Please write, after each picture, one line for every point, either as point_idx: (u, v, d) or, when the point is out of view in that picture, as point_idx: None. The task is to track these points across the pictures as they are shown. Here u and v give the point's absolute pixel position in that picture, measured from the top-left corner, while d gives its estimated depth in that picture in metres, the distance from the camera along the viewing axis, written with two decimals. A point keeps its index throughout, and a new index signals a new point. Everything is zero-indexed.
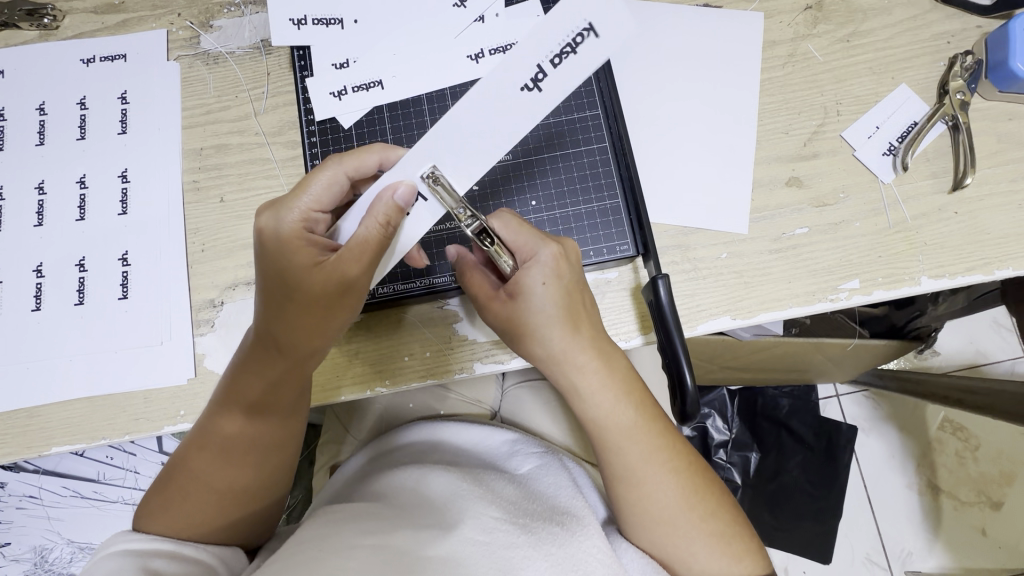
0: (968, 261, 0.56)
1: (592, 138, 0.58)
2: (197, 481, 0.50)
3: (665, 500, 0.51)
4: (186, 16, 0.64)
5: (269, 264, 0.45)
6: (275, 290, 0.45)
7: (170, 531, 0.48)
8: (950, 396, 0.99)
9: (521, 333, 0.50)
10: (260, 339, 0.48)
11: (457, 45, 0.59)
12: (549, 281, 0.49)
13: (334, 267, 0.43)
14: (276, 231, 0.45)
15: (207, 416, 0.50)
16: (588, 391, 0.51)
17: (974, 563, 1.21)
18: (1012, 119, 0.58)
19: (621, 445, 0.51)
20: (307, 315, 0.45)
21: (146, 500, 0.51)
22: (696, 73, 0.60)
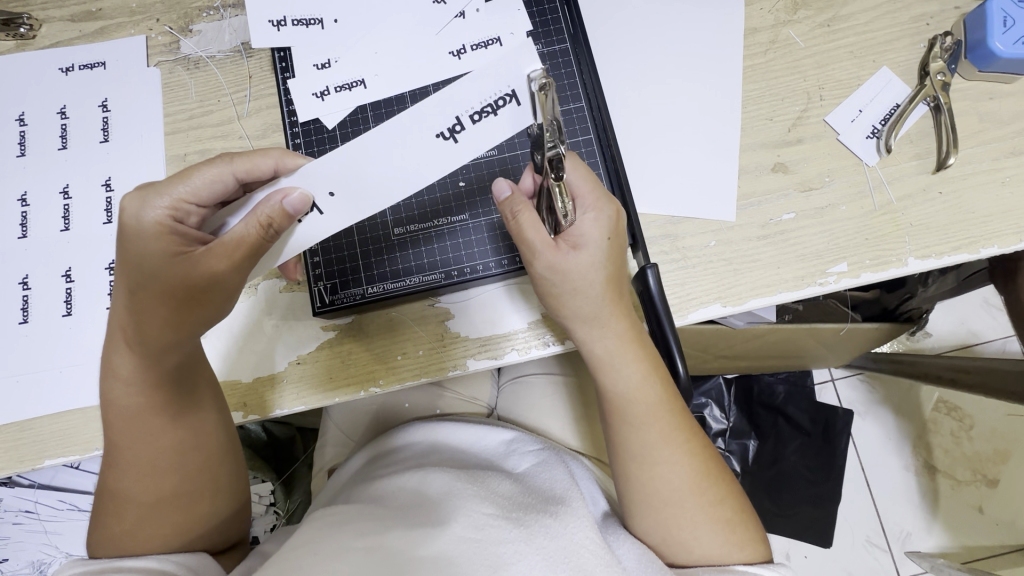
0: (954, 240, 0.56)
1: (578, 131, 0.58)
2: (126, 501, 0.48)
3: (669, 487, 0.51)
4: (164, 22, 0.64)
5: (128, 254, 0.44)
6: (141, 284, 0.43)
7: (133, 550, 0.48)
8: (943, 376, 1.01)
9: (568, 289, 0.48)
10: (140, 338, 0.45)
11: (438, 41, 0.58)
12: (607, 238, 0.48)
13: (198, 262, 0.42)
14: (141, 217, 0.43)
15: (118, 434, 0.48)
16: (616, 361, 0.50)
17: (972, 541, 1.22)
18: (992, 98, 0.59)
19: (644, 422, 0.50)
20: (172, 314, 0.44)
21: (93, 526, 0.50)
22: (677, 63, 0.60)
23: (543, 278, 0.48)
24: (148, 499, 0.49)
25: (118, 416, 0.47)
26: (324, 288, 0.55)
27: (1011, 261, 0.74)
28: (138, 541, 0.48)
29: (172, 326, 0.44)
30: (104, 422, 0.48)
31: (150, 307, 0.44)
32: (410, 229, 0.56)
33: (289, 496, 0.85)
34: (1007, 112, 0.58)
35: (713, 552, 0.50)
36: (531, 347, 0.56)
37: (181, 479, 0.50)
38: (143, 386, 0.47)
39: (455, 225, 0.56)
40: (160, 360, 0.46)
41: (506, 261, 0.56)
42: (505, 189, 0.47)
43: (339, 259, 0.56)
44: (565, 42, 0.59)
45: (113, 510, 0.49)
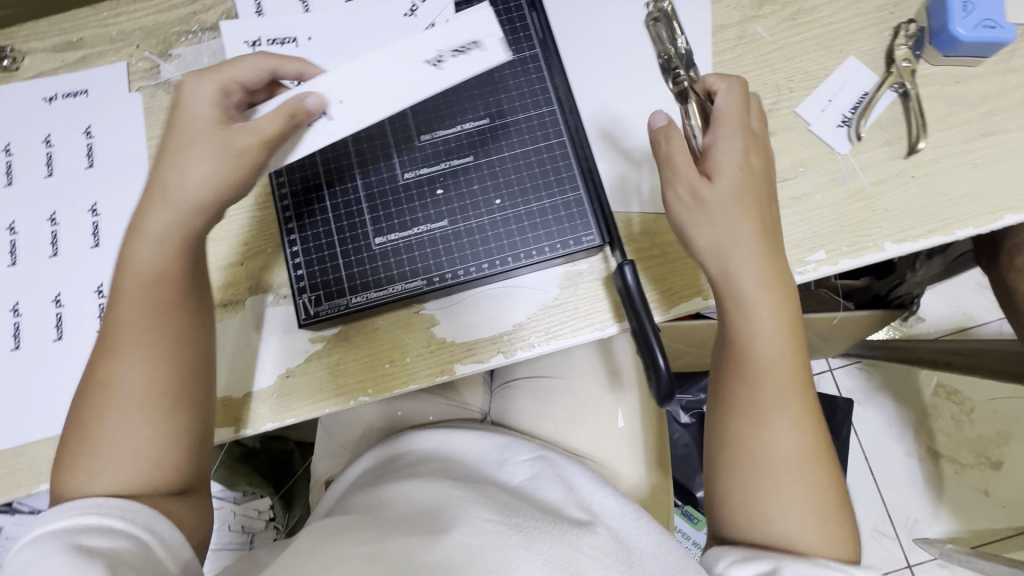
0: (930, 223, 0.57)
1: (551, 133, 0.57)
2: (115, 394, 0.48)
3: (773, 457, 0.50)
4: (144, 47, 0.65)
5: (176, 135, 0.50)
6: (199, 146, 0.49)
7: (108, 481, 0.47)
8: (939, 359, 1.02)
9: (710, 214, 0.50)
10: (170, 234, 0.50)
11: None
12: (742, 167, 0.50)
13: (234, 135, 0.49)
14: (195, 93, 0.50)
15: (126, 311, 0.49)
16: (752, 303, 0.49)
17: (980, 524, 1.23)
18: (959, 82, 0.60)
19: (768, 376, 0.50)
20: (208, 182, 0.49)
21: (69, 432, 0.49)
22: (649, 64, 0.61)
23: (690, 206, 0.50)
24: (122, 419, 0.47)
25: (132, 286, 0.50)
26: (309, 300, 0.56)
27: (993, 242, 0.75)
28: (112, 460, 0.47)
29: (210, 194, 0.49)
30: (106, 316, 0.50)
31: (189, 169, 0.49)
32: (392, 238, 0.56)
33: (288, 511, 0.85)
34: (974, 94, 0.59)
35: (807, 541, 0.48)
36: (516, 349, 0.57)
37: (151, 402, 0.48)
38: (146, 283, 0.50)
39: (435, 233, 0.56)
40: (187, 222, 0.50)
41: (487, 264, 0.56)
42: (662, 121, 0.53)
43: (323, 271, 0.56)
44: (534, 49, 0.59)
45: (90, 416, 0.48)
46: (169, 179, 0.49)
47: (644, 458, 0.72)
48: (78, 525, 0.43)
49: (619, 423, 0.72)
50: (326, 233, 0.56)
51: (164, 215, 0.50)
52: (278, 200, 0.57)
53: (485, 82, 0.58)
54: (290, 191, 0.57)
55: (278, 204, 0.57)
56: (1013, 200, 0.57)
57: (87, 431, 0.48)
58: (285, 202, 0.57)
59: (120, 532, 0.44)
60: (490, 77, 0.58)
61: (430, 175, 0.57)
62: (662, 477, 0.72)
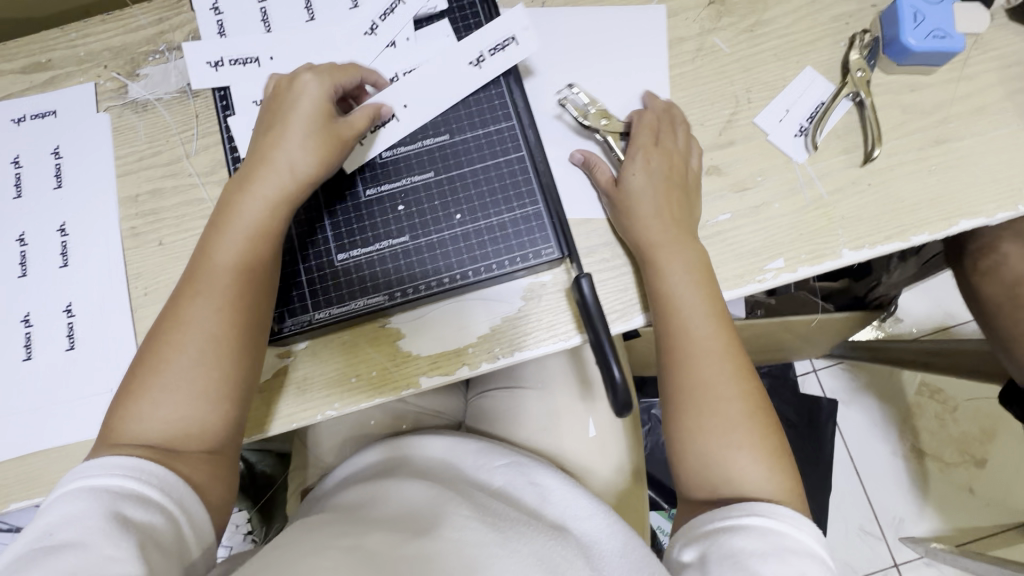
0: (887, 230, 0.58)
1: (510, 148, 0.58)
2: (188, 332, 0.50)
3: (717, 422, 0.53)
4: (112, 68, 0.66)
5: (273, 109, 0.55)
6: (309, 129, 0.53)
7: (163, 413, 0.48)
8: (919, 359, 1.03)
9: (632, 207, 0.56)
10: (271, 195, 0.53)
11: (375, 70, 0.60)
12: (654, 176, 0.57)
13: (341, 126, 0.54)
14: (308, 84, 0.55)
15: (216, 254, 0.52)
16: (677, 284, 0.54)
17: (965, 522, 1.23)
18: (914, 90, 0.61)
19: (699, 350, 0.54)
20: (314, 155, 0.53)
21: (134, 369, 0.50)
22: (609, 76, 0.62)
23: (616, 214, 0.57)
24: (196, 360, 0.49)
25: (229, 232, 0.52)
26: (272, 317, 0.56)
27: (959, 245, 0.76)
28: (171, 402, 0.48)
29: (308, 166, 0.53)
30: (197, 257, 0.52)
31: (294, 144, 0.53)
32: (353, 255, 0.57)
33: (267, 522, 0.86)
34: (929, 102, 0.60)
35: (754, 480, 0.51)
36: (481, 362, 0.57)
37: (224, 360, 0.49)
38: (248, 238, 0.52)
39: (396, 248, 0.57)
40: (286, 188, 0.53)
41: (448, 279, 0.57)
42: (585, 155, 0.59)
43: (285, 288, 0.57)
44: None
45: (167, 348, 0.50)
46: (276, 148, 0.53)
47: (616, 466, 0.72)
48: (120, 489, 0.44)
49: (590, 433, 0.72)
50: (289, 251, 0.57)
51: (269, 179, 0.53)
52: None
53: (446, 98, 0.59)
54: None
55: None
56: (967, 206, 0.58)
57: (152, 369, 0.49)
58: None
59: (155, 505, 0.44)
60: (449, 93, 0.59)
61: (391, 192, 0.58)
62: (634, 485, 0.73)
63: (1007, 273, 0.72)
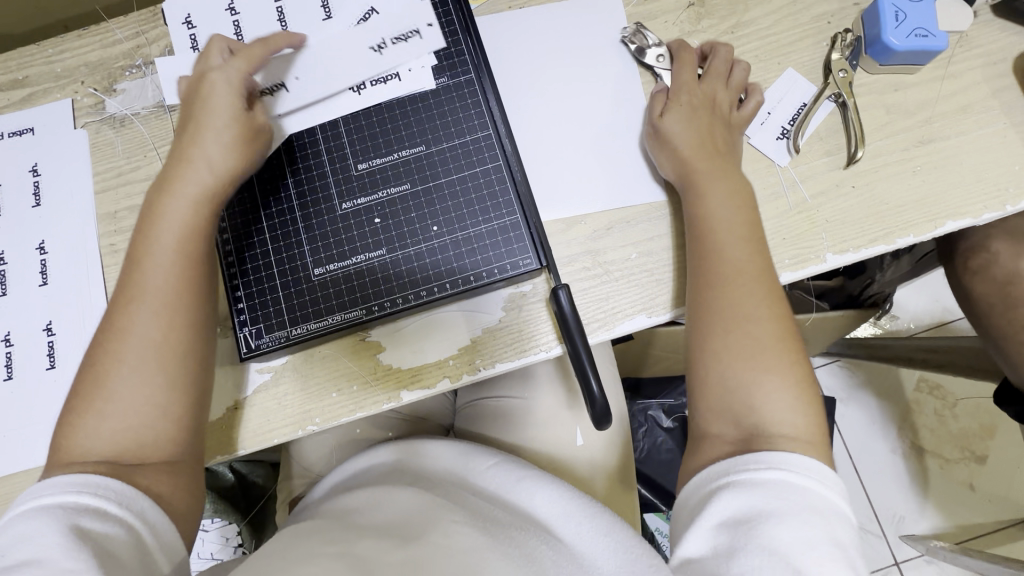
0: (871, 232, 0.57)
1: (486, 158, 0.58)
2: (128, 343, 0.49)
3: (749, 335, 0.51)
4: (89, 83, 0.65)
5: (191, 110, 0.54)
6: (226, 126, 0.53)
7: (109, 428, 0.47)
8: (914, 358, 1.02)
9: (674, 132, 0.56)
10: (202, 197, 0.52)
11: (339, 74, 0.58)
12: (699, 107, 0.57)
13: (255, 120, 0.54)
14: (216, 76, 0.53)
15: (145, 262, 0.50)
16: (709, 196, 0.54)
17: (966, 519, 1.22)
18: (898, 90, 0.60)
19: (727, 262, 0.52)
20: (237, 153, 0.53)
21: (73, 393, 0.49)
22: (588, 80, 0.61)
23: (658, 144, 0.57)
24: (136, 369, 0.48)
25: (161, 240, 0.51)
26: (249, 333, 0.56)
27: (949, 245, 0.75)
28: (117, 414, 0.48)
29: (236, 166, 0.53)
30: (127, 271, 0.51)
31: (214, 143, 0.53)
32: (330, 268, 0.57)
33: (256, 535, 0.86)
34: (913, 102, 0.59)
35: (779, 414, 0.49)
36: (463, 374, 0.57)
37: (166, 365, 0.49)
38: (180, 241, 0.51)
39: (373, 261, 0.57)
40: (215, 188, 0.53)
41: (425, 292, 0.56)
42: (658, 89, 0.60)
43: (262, 304, 0.56)
44: (470, 73, 0.59)
45: (105, 365, 0.49)
46: (198, 149, 0.53)
47: (606, 473, 0.72)
48: (74, 505, 0.43)
49: (578, 441, 0.72)
50: (265, 266, 0.57)
51: (197, 181, 0.52)
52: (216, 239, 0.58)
53: (421, 108, 0.59)
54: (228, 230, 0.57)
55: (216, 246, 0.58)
56: (953, 207, 0.57)
57: (94, 388, 0.48)
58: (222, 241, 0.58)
59: (113, 518, 0.44)
60: (424, 104, 0.59)
61: (367, 205, 0.57)
62: (624, 493, 0.72)
63: (998, 271, 0.71)
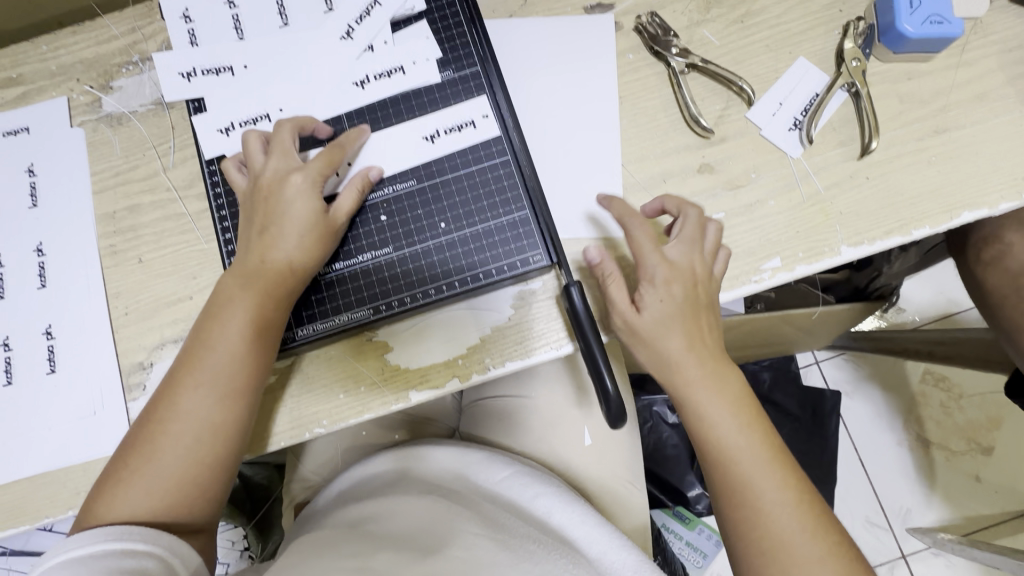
0: (886, 224, 0.56)
1: (494, 153, 0.57)
2: (180, 424, 0.49)
3: (777, 529, 0.48)
4: (85, 81, 0.64)
5: (260, 205, 0.53)
6: (303, 225, 0.51)
7: (148, 497, 0.48)
8: (920, 351, 1.02)
9: (650, 336, 0.52)
10: (270, 288, 0.51)
11: (344, 72, 0.58)
12: (671, 286, 0.52)
13: (331, 217, 0.53)
14: (295, 179, 0.52)
15: (206, 341, 0.51)
16: (717, 420, 0.51)
17: (973, 512, 1.22)
18: (911, 78, 0.59)
19: (739, 455, 0.50)
20: (313, 252, 0.52)
21: (122, 451, 0.50)
22: (596, 73, 0.60)
23: (630, 339, 0.53)
24: (183, 450, 0.49)
25: (222, 319, 0.51)
26: None
27: (961, 235, 0.74)
28: (159, 487, 0.48)
29: (309, 264, 0.52)
30: (190, 343, 0.51)
31: (290, 243, 0.51)
32: (336, 268, 0.56)
33: (262, 539, 0.85)
34: (927, 91, 0.58)
35: None
36: (472, 374, 0.56)
37: (223, 447, 0.50)
38: (245, 335, 0.50)
39: (380, 260, 0.56)
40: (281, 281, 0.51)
41: (434, 290, 0.56)
42: (594, 256, 0.54)
43: None
44: (475, 65, 0.58)
45: (152, 435, 0.49)
46: (274, 242, 0.51)
47: (617, 472, 0.71)
48: (105, 550, 0.44)
49: (586, 441, 0.71)
50: None
51: (268, 275, 0.51)
52: (225, 246, 0.59)
53: (426, 103, 0.58)
54: (236, 237, 0.58)
55: (225, 252, 0.58)
56: (969, 197, 0.56)
57: (139, 456, 0.49)
58: (231, 248, 0.58)
59: (144, 554, 0.45)
60: (428, 97, 0.58)
61: (373, 202, 0.56)
62: (637, 492, 0.71)
63: (1011, 263, 0.70)
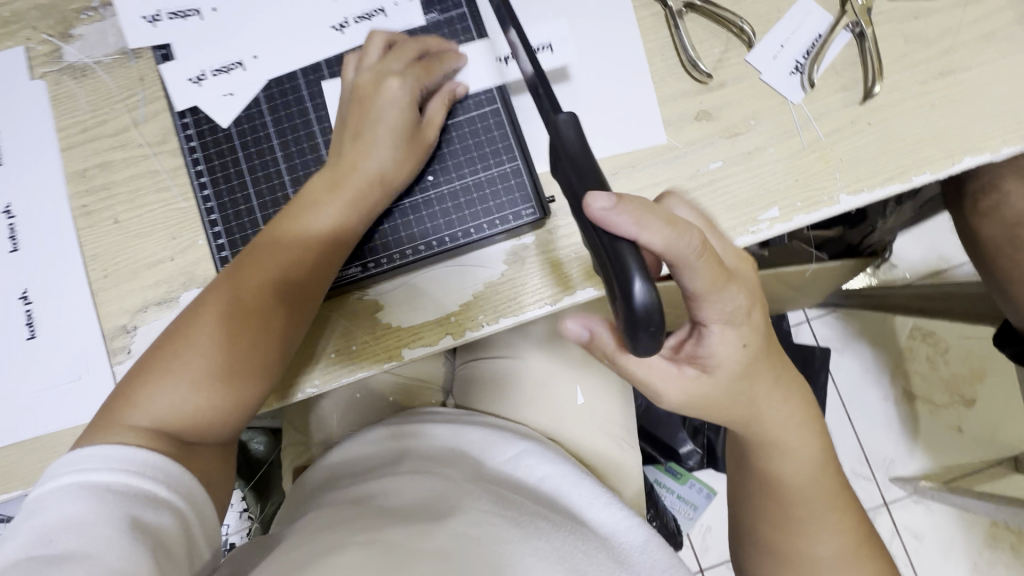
0: (886, 171, 0.55)
1: (484, 101, 0.55)
2: (231, 330, 0.48)
3: (820, 553, 0.50)
4: (42, 29, 0.60)
5: (357, 107, 0.52)
6: (392, 138, 0.51)
7: (176, 400, 0.47)
8: (912, 305, 1.05)
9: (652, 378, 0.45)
10: (340, 206, 0.51)
11: (320, 16, 0.56)
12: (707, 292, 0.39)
13: (423, 133, 0.53)
14: (394, 88, 0.51)
15: (273, 248, 0.50)
16: (799, 455, 0.50)
17: (953, 460, 1.26)
18: (918, 18, 0.56)
19: (804, 490, 0.51)
20: (392, 174, 0.52)
21: (169, 339, 0.49)
22: (587, 16, 0.57)
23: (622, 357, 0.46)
24: (226, 361, 0.47)
25: (292, 235, 0.51)
26: None
27: (958, 185, 0.73)
28: (196, 390, 0.47)
29: (393, 183, 0.52)
30: (260, 242, 0.51)
31: (381, 156, 0.51)
32: None
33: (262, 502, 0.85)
34: (934, 31, 0.56)
35: None
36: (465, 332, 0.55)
37: (267, 366, 0.49)
38: (308, 252, 0.50)
39: None
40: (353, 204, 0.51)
41: (424, 245, 0.54)
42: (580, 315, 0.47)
43: None
44: (461, 7, 0.56)
45: (200, 334, 0.48)
46: (359, 156, 0.51)
47: (609, 428, 0.72)
48: (120, 487, 0.42)
49: (579, 401, 0.72)
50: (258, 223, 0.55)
51: (345, 193, 0.51)
52: (203, 206, 0.56)
53: None
54: (215, 196, 0.56)
55: (204, 214, 0.56)
56: (970, 142, 0.55)
57: (184, 353, 0.48)
58: (209, 209, 0.56)
59: (161, 502, 0.43)
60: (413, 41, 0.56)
61: None
62: (629, 448, 0.72)
63: (1008, 213, 0.69)
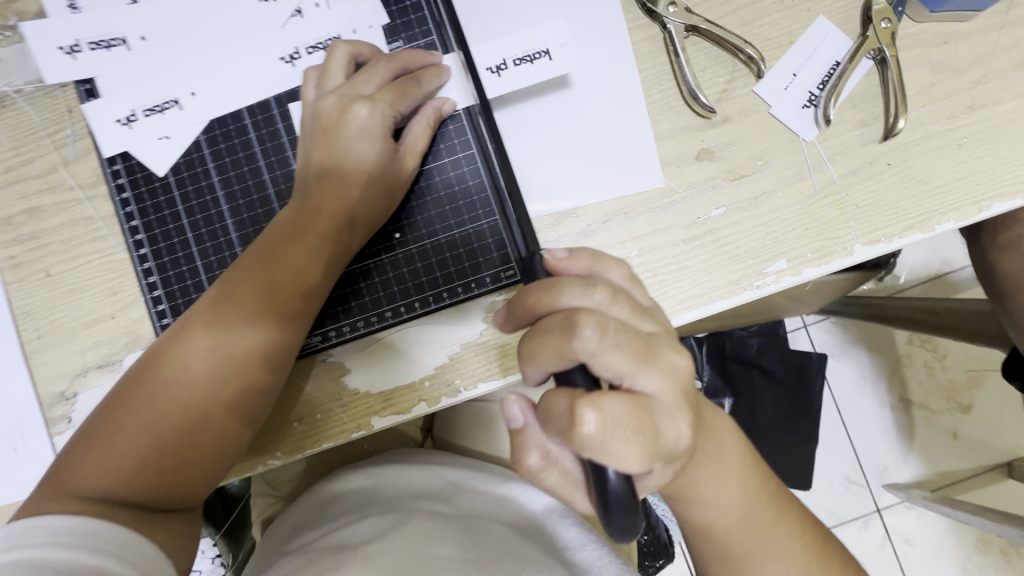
0: (906, 217, 0.49)
1: (456, 147, 0.51)
2: (193, 387, 0.43)
3: None
4: None
5: (321, 137, 0.46)
6: (364, 170, 0.45)
7: (130, 464, 0.41)
8: (914, 317, 0.99)
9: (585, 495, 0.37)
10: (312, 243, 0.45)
11: (266, 49, 0.50)
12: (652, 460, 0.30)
13: (398, 164, 0.47)
14: (362, 116, 0.45)
15: (238, 289, 0.44)
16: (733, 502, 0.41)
17: (948, 466, 1.24)
18: (947, 42, 0.50)
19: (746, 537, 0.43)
20: (367, 207, 0.46)
21: (123, 395, 0.43)
22: (576, 38, 0.51)
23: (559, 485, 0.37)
24: (190, 421, 0.43)
25: (259, 274, 0.45)
26: None
27: None
28: (154, 454, 0.42)
29: (369, 219, 0.47)
30: (222, 284, 0.45)
31: (352, 190, 0.45)
32: None
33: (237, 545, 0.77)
34: (964, 58, 0.50)
35: None
36: (440, 398, 0.49)
37: (235, 424, 0.44)
38: (278, 295, 0.45)
39: None
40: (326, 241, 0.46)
41: (392, 312, 0.50)
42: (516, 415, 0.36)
43: None
44: (430, 34, 0.51)
45: (158, 391, 0.43)
46: (329, 189, 0.46)
47: None
48: (67, 564, 0.36)
49: None
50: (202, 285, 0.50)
51: (317, 228, 0.45)
52: (139, 266, 0.51)
53: None
54: (152, 253, 0.51)
55: (141, 275, 0.51)
56: (1000, 185, 0.49)
57: (139, 413, 0.43)
58: (148, 269, 0.51)
59: None
60: None
61: None
62: None
63: None
